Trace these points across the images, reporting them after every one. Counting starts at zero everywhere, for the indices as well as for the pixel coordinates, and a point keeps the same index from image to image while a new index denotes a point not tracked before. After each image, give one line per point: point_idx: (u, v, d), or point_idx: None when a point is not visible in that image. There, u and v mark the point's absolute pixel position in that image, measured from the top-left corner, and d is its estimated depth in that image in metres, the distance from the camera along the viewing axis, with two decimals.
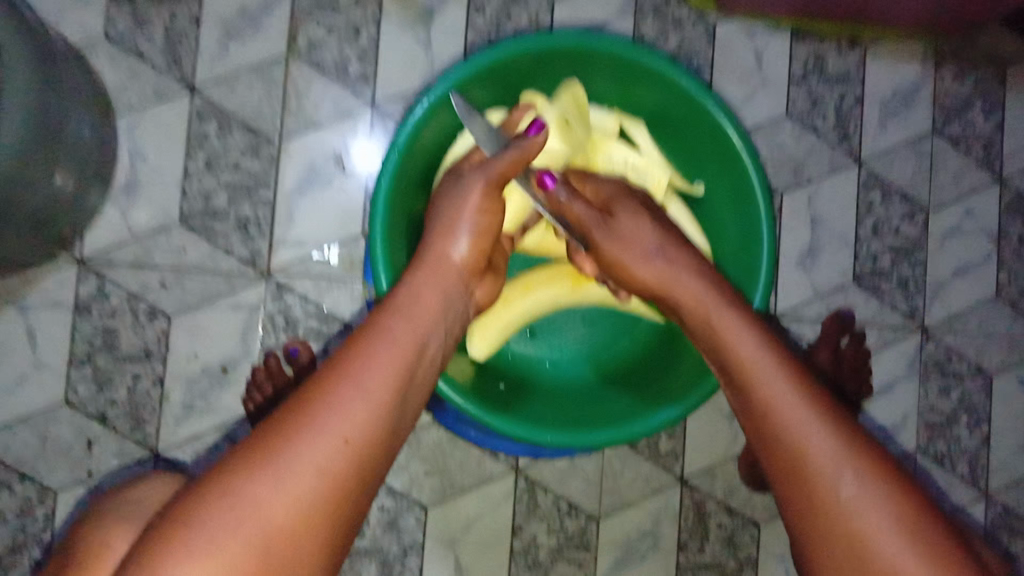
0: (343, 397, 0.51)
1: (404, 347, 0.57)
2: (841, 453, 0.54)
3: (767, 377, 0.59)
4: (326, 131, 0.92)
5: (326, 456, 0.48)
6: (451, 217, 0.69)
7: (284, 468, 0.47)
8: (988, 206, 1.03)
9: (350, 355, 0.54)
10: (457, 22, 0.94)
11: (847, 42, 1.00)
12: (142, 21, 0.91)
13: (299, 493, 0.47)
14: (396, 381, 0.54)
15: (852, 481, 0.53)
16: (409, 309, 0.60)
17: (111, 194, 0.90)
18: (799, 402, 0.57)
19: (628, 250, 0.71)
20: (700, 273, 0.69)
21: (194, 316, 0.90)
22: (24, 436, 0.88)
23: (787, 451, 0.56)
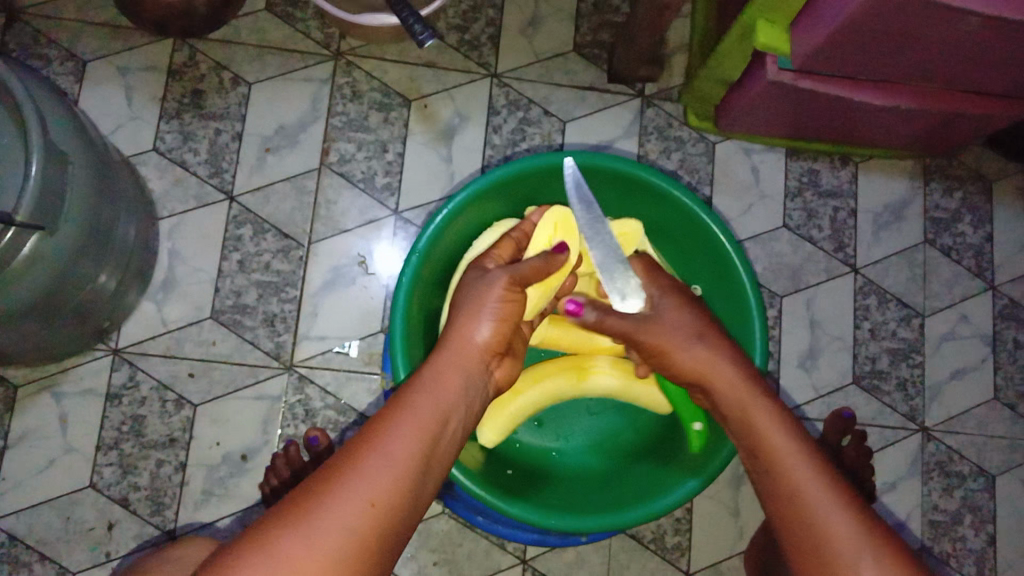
0: (374, 467, 0.51)
1: (430, 421, 0.57)
2: (858, 533, 0.55)
3: (784, 459, 0.61)
4: (351, 235, 0.99)
5: (353, 521, 0.48)
6: (477, 301, 0.68)
7: (316, 531, 0.46)
8: (982, 312, 1.07)
9: (379, 428, 0.54)
10: (476, 140, 1.03)
11: (837, 160, 1.08)
12: (190, 136, 1.00)
13: (327, 556, 0.46)
14: (421, 455, 0.54)
15: (871, 563, 0.53)
16: (437, 386, 0.61)
17: (150, 289, 0.97)
18: (814, 483, 0.58)
19: (674, 337, 0.72)
20: (736, 359, 0.70)
21: (218, 405, 0.95)
22: (48, 518, 0.92)
23: (805, 533, 0.56)
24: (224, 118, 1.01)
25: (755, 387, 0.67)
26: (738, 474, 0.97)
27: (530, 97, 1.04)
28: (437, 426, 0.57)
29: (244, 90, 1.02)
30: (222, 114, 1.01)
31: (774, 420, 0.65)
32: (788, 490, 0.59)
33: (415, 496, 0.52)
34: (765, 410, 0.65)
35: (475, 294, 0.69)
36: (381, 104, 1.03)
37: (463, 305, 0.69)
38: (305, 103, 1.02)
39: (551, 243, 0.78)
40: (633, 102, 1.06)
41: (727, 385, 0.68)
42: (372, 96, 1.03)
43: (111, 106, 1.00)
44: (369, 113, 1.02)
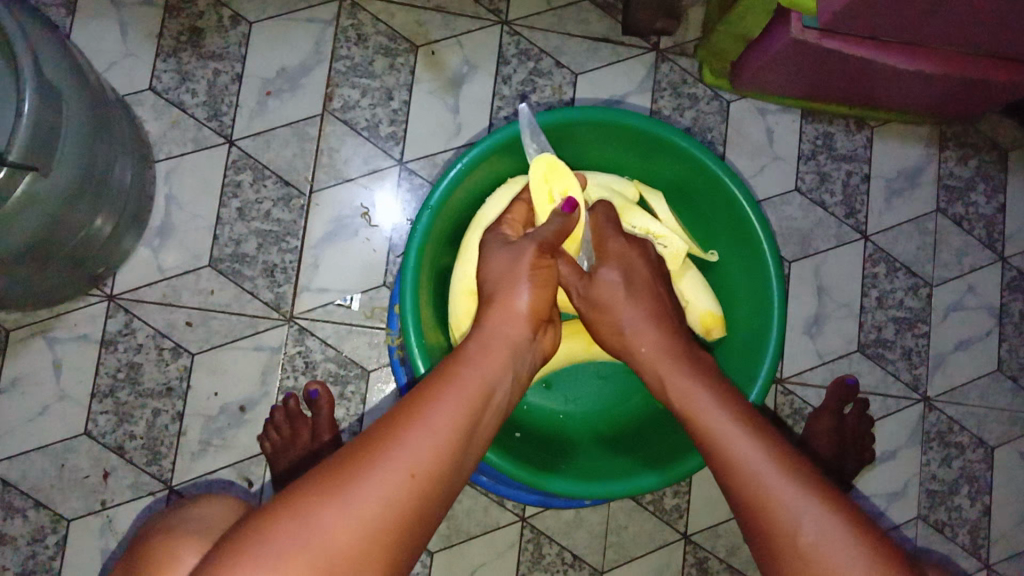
0: (411, 437, 0.49)
1: (473, 394, 0.55)
2: (805, 494, 0.51)
3: (724, 432, 0.57)
4: (355, 184, 0.97)
5: (388, 491, 0.47)
6: (512, 271, 0.66)
7: (349, 500, 0.46)
8: (990, 283, 1.06)
9: (419, 399, 0.53)
10: (485, 90, 0.99)
11: (854, 123, 1.06)
12: (187, 76, 0.96)
13: (362, 524, 0.45)
14: (462, 428, 0.52)
15: (813, 522, 0.50)
16: (479, 357, 0.59)
17: (146, 235, 0.94)
18: (753, 449, 0.55)
19: (605, 314, 0.70)
20: (664, 343, 0.67)
21: (217, 355, 0.93)
22: (42, 464, 0.90)
23: (747, 497, 0.53)
24: (223, 59, 0.97)
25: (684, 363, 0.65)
26: None
27: (542, 47, 1.01)
28: (480, 399, 0.55)
29: (244, 30, 0.98)
30: (221, 54, 0.97)
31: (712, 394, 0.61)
32: (726, 459, 0.56)
33: (453, 469, 0.51)
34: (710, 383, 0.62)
35: (505, 269, 0.66)
36: (387, 49, 0.99)
37: (492, 281, 0.66)
38: (308, 46, 0.98)
39: (556, 199, 0.72)
40: (648, 57, 1.02)
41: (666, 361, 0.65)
42: (378, 41, 0.99)
43: (105, 42, 0.96)
44: (374, 58, 0.99)
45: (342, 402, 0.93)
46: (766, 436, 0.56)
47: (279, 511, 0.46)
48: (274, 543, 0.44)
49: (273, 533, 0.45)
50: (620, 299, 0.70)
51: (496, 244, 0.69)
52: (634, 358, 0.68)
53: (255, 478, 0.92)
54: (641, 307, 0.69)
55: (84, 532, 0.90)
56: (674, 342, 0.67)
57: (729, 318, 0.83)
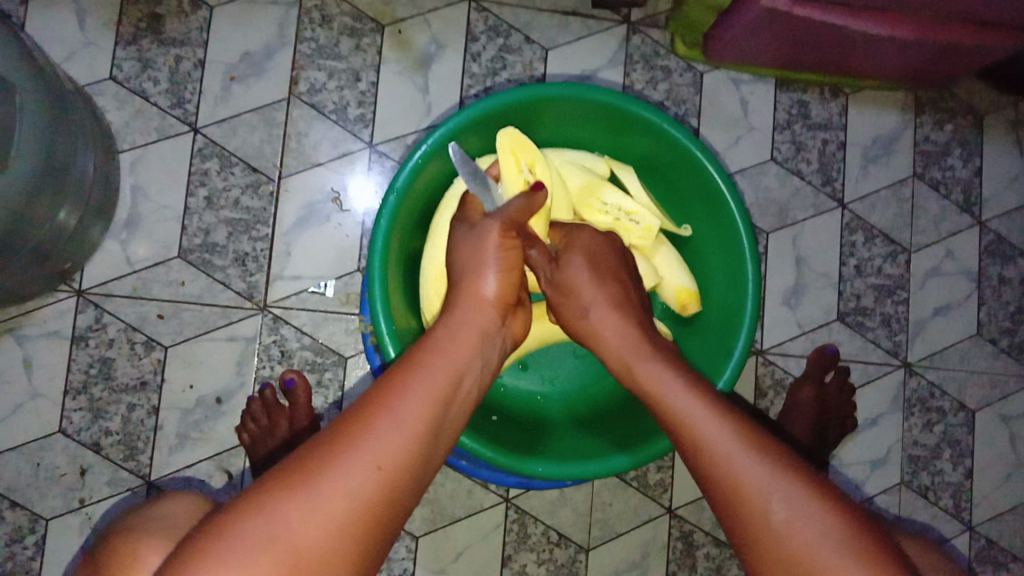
0: (379, 429, 0.49)
1: (443, 380, 0.54)
2: (774, 474, 0.51)
3: (692, 414, 0.56)
4: (325, 169, 0.95)
5: (357, 483, 0.46)
6: (477, 258, 0.65)
7: (316, 495, 0.45)
8: (968, 247, 1.06)
9: (389, 387, 0.52)
10: (454, 69, 0.97)
11: (829, 91, 1.05)
12: (149, 64, 0.94)
13: (330, 519, 0.45)
14: (432, 417, 0.51)
15: (783, 503, 0.49)
16: (450, 343, 0.58)
17: (113, 227, 0.92)
18: (722, 431, 0.54)
19: (571, 300, 0.69)
20: (630, 326, 0.66)
21: (190, 348, 0.92)
22: (17, 464, 0.89)
23: (716, 478, 0.52)
24: (185, 45, 0.95)
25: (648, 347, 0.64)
26: None
27: (510, 22, 0.99)
28: (450, 385, 0.54)
29: (205, 14, 0.95)
30: (182, 40, 0.95)
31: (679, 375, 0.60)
32: (694, 442, 0.55)
33: (424, 457, 0.50)
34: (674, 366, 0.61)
35: (473, 249, 0.65)
36: (352, 29, 0.97)
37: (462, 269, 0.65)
38: (272, 28, 0.96)
39: (524, 171, 0.73)
40: (618, 29, 1.01)
41: (628, 345, 0.64)
42: (343, 21, 0.97)
43: (62, 30, 0.93)
44: (340, 39, 0.97)
45: (320, 389, 0.92)
46: (733, 416, 0.55)
47: (244, 508, 0.45)
48: (238, 541, 0.44)
49: (236, 531, 0.44)
50: (588, 279, 0.68)
51: (461, 228, 0.68)
52: (600, 340, 0.67)
53: (235, 469, 0.91)
54: (606, 291, 0.68)
55: (63, 531, 0.89)
56: (640, 324, 0.67)
57: (705, 293, 0.83)
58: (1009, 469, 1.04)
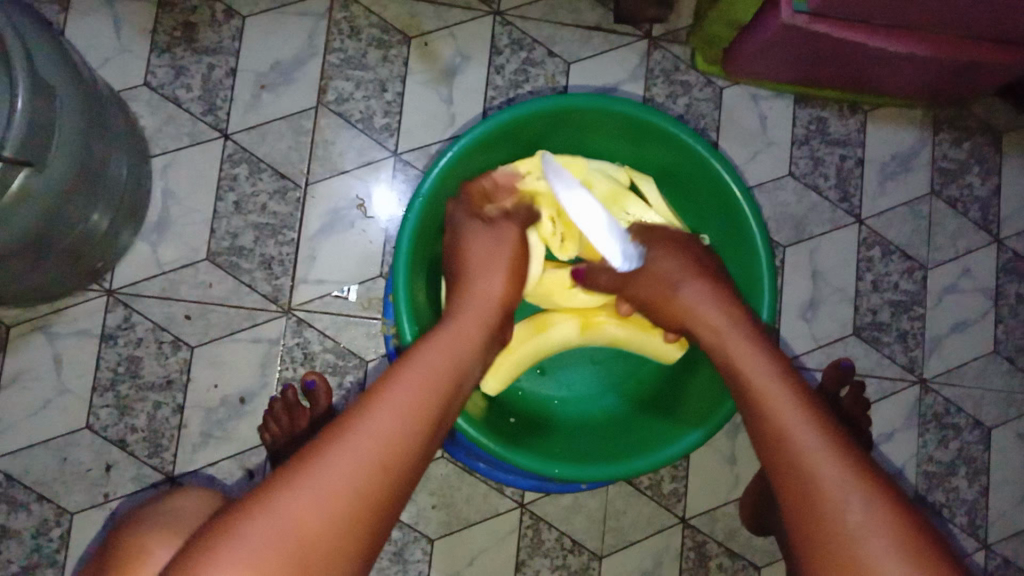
0: (373, 426, 0.54)
1: (434, 376, 0.60)
2: (847, 477, 0.54)
3: (779, 397, 0.60)
4: (350, 176, 0.97)
5: (357, 475, 0.52)
6: (484, 260, 0.73)
7: (320, 486, 0.51)
8: (985, 265, 1.06)
9: (385, 389, 0.58)
10: (478, 80, 1.00)
11: (847, 108, 1.06)
12: (182, 71, 0.97)
13: (332, 506, 0.50)
14: (425, 412, 0.57)
15: (858, 507, 0.53)
16: (443, 342, 0.64)
17: (144, 230, 0.95)
18: (802, 422, 0.58)
19: (662, 284, 0.75)
20: (724, 307, 0.71)
21: (216, 349, 0.94)
22: (46, 458, 0.92)
23: (789, 472, 0.56)
24: (217, 54, 0.98)
25: (745, 328, 0.68)
26: (736, 422, 0.98)
27: (534, 36, 1.01)
28: (442, 381, 0.60)
29: (237, 24, 0.98)
30: (214, 49, 0.98)
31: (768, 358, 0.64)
32: (777, 429, 0.58)
33: (417, 447, 0.56)
34: (763, 348, 0.66)
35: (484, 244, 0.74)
36: (380, 40, 0.99)
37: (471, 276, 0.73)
38: (301, 39, 0.98)
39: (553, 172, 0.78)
40: (640, 44, 1.02)
41: (721, 323, 0.69)
42: (371, 33, 0.99)
43: (100, 38, 0.97)
44: (367, 50, 0.99)
45: (340, 392, 0.94)
46: (813, 406, 0.59)
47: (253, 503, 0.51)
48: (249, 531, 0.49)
49: (248, 522, 0.49)
50: (685, 270, 0.74)
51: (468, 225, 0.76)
52: (690, 317, 0.72)
53: (256, 469, 0.93)
54: (701, 281, 0.73)
55: (87, 524, 0.91)
56: (730, 306, 0.71)
57: None
58: None
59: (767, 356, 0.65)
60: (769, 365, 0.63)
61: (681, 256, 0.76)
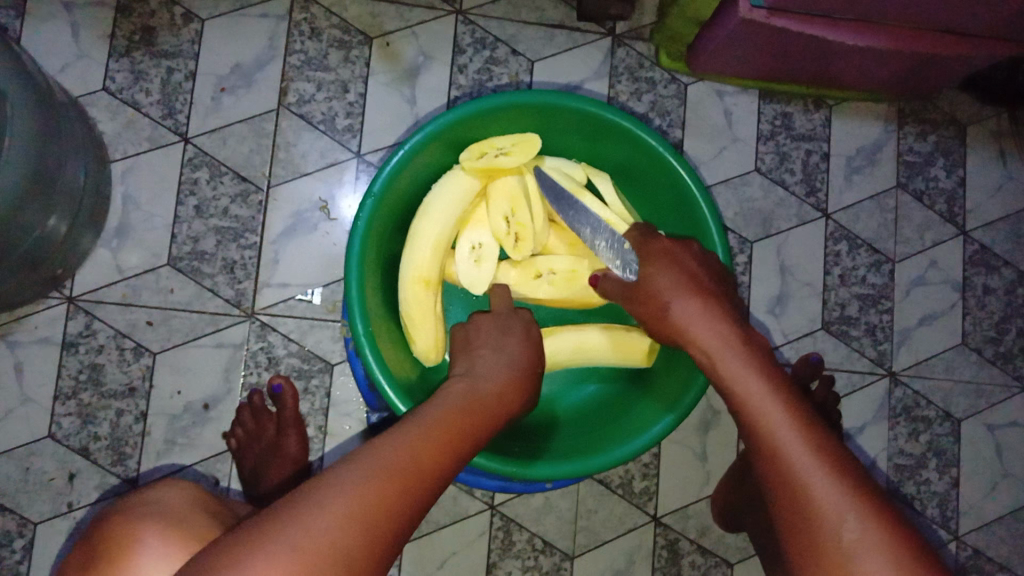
0: (390, 451, 0.49)
1: (454, 415, 0.55)
2: (846, 492, 0.50)
3: (773, 418, 0.55)
4: (312, 178, 0.96)
5: (376, 496, 0.46)
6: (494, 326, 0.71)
7: (325, 502, 0.45)
8: (952, 257, 1.07)
9: (394, 427, 0.52)
10: (441, 80, 0.99)
11: (812, 102, 1.06)
12: (140, 75, 0.96)
13: (352, 527, 0.44)
14: (447, 443, 0.52)
15: (854, 524, 0.49)
16: (465, 393, 0.59)
17: (104, 236, 0.94)
18: (800, 439, 0.53)
19: (655, 301, 0.67)
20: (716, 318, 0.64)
21: (179, 354, 0.93)
22: (7, 469, 0.90)
23: (784, 491, 0.52)
24: (176, 57, 0.97)
25: (743, 339, 0.62)
26: (706, 419, 0.97)
27: (496, 35, 1.00)
28: (462, 427, 0.55)
29: (197, 27, 0.97)
30: (174, 52, 0.97)
31: (751, 366, 0.59)
32: (772, 449, 0.53)
33: (436, 484, 0.50)
34: (762, 361, 0.60)
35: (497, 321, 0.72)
36: (341, 41, 0.99)
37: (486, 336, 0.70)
38: (262, 41, 0.98)
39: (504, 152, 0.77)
40: (603, 42, 1.02)
41: (715, 341, 0.62)
42: (332, 34, 0.99)
43: (57, 43, 0.95)
44: (329, 51, 0.98)
45: (306, 396, 0.93)
46: (812, 424, 0.55)
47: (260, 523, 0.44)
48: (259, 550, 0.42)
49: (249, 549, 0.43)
50: (678, 285, 0.66)
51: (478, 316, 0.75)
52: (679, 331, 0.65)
53: (222, 475, 0.92)
54: (692, 291, 0.66)
55: (50, 534, 0.89)
56: (725, 312, 0.64)
57: None
58: (995, 478, 1.04)
59: (763, 369, 0.59)
60: (765, 381, 0.57)
61: (675, 264, 0.69)
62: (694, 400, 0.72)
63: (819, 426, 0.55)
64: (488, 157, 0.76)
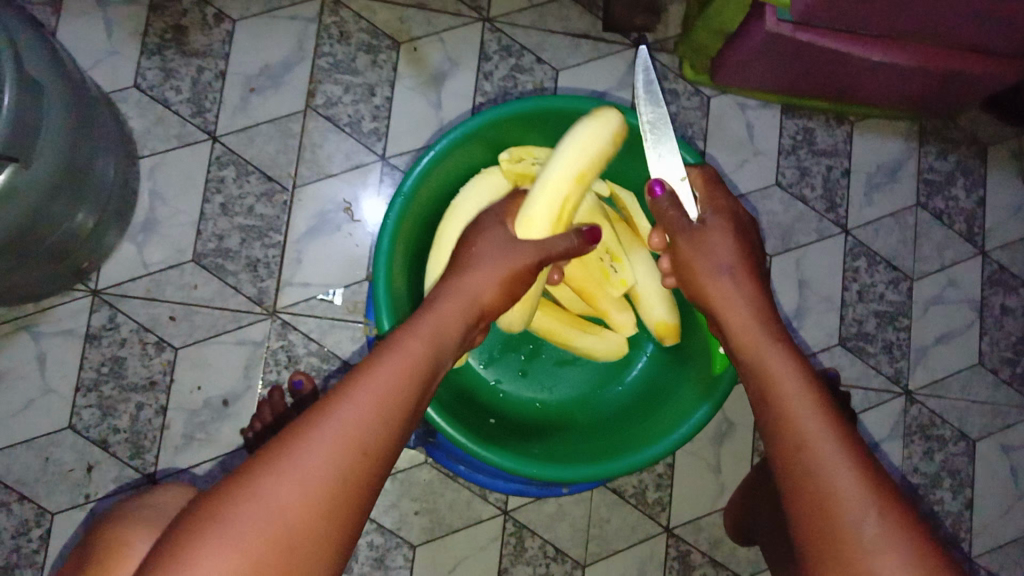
0: (329, 418, 0.50)
1: (413, 357, 0.57)
2: (866, 490, 0.50)
3: (799, 411, 0.55)
4: (337, 180, 0.97)
5: (316, 467, 0.48)
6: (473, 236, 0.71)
7: (284, 468, 0.48)
8: (971, 277, 1.07)
9: (355, 372, 0.54)
10: (467, 86, 1.00)
11: (834, 119, 1.07)
12: (171, 73, 0.97)
13: (301, 496, 0.47)
14: (399, 394, 0.54)
15: (874, 521, 0.49)
16: (421, 329, 0.60)
17: (130, 231, 0.95)
18: (827, 435, 0.53)
19: (703, 257, 0.68)
20: (759, 302, 0.66)
21: (200, 350, 0.94)
22: (27, 458, 0.91)
23: (807, 484, 0.52)
24: (206, 56, 0.98)
25: (780, 334, 0.62)
26: (721, 431, 0.97)
27: (523, 43, 1.01)
28: (415, 367, 0.56)
29: (228, 28, 0.98)
30: (205, 52, 0.98)
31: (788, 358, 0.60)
32: (800, 442, 0.54)
33: (392, 431, 0.52)
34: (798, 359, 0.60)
35: (503, 237, 0.70)
36: (369, 46, 1.00)
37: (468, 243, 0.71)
38: (291, 43, 0.99)
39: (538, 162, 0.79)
40: (628, 52, 1.03)
41: (752, 330, 0.63)
42: (360, 38, 1.00)
43: (91, 39, 0.97)
44: (357, 54, 0.99)
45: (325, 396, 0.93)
46: (842, 423, 0.54)
47: (220, 494, 0.48)
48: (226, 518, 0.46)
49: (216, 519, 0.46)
50: (722, 250, 0.68)
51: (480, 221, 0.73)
52: (718, 308, 0.66)
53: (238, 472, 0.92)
54: (727, 254, 0.68)
55: (67, 525, 0.90)
56: (765, 300, 0.66)
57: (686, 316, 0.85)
58: (1010, 500, 1.04)
59: (797, 366, 0.59)
60: (802, 376, 0.58)
61: (731, 236, 0.69)
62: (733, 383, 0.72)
63: (849, 425, 0.55)
64: (525, 163, 0.78)
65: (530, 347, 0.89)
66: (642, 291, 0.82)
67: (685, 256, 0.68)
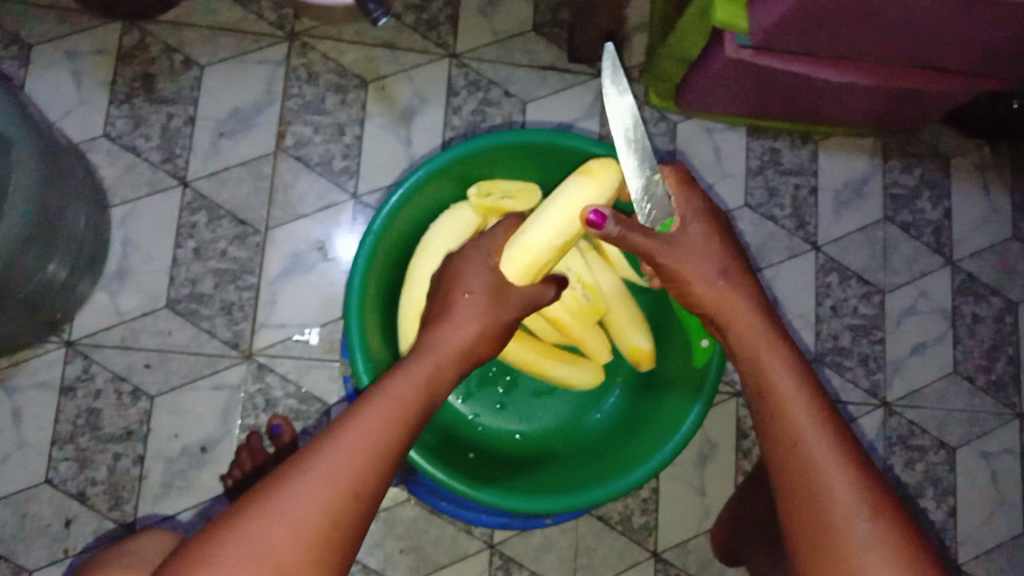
0: (325, 461, 0.53)
1: (406, 396, 0.59)
2: (856, 496, 0.55)
3: (792, 422, 0.59)
4: (309, 220, 0.97)
5: (311, 507, 0.51)
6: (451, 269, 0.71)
7: (276, 509, 0.50)
8: (942, 287, 1.08)
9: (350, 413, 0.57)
10: (435, 122, 1.01)
11: (799, 138, 1.09)
12: (140, 121, 0.98)
13: (295, 535, 0.50)
14: (391, 434, 0.56)
15: (865, 522, 0.54)
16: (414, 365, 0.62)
17: (102, 280, 0.94)
18: (818, 443, 0.58)
19: (694, 267, 0.66)
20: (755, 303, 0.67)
21: (177, 397, 0.93)
22: (3, 515, 0.90)
23: (802, 489, 0.57)
24: (175, 103, 0.98)
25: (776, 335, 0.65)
26: (703, 453, 0.98)
27: (490, 77, 1.03)
28: (408, 408, 0.59)
29: (196, 74, 0.99)
30: (173, 98, 0.98)
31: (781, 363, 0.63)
32: (794, 449, 0.58)
33: (384, 470, 0.55)
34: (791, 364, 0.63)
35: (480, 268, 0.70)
36: (337, 86, 1.00)
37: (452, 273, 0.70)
38: (259, 86, 1.00)
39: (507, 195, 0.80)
40: (594, 82, 1.03)
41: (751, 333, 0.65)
42: (328, 78, 1.01)
43: (59, 90, 0.97)
44: (325, 95, 1.00)
45: (306, 436, 0.93)
46: (833, 429, 0.59)
47: (215, 531, 0.50)
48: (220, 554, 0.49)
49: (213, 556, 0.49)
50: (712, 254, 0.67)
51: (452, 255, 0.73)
52: (719, 312, 0.66)
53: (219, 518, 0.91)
54: (716, 260, 0.67)
55: None
56: (762, 303, 0.67)
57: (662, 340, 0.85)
58: (992, 506, 1.04)
59: (791, 371, 0.62)
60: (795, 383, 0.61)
61: (716, 242, 0.67)
62: (718, 386, 0.73)
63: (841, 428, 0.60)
64: (494, 198, 0.80)
65: (508, 380, 0.89)
66: (616, 318, 0.83)
67: (673, 266, 0.65)
